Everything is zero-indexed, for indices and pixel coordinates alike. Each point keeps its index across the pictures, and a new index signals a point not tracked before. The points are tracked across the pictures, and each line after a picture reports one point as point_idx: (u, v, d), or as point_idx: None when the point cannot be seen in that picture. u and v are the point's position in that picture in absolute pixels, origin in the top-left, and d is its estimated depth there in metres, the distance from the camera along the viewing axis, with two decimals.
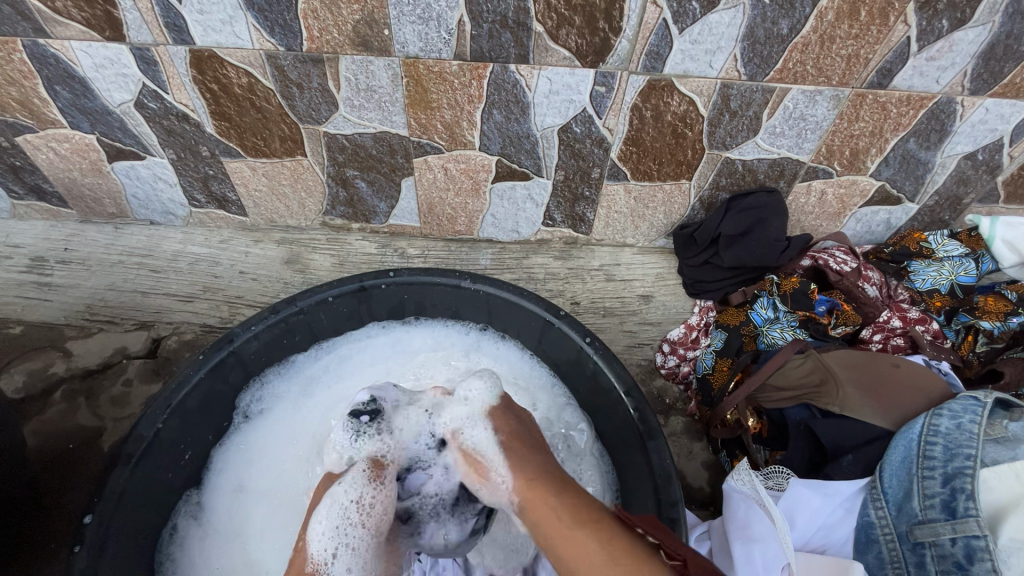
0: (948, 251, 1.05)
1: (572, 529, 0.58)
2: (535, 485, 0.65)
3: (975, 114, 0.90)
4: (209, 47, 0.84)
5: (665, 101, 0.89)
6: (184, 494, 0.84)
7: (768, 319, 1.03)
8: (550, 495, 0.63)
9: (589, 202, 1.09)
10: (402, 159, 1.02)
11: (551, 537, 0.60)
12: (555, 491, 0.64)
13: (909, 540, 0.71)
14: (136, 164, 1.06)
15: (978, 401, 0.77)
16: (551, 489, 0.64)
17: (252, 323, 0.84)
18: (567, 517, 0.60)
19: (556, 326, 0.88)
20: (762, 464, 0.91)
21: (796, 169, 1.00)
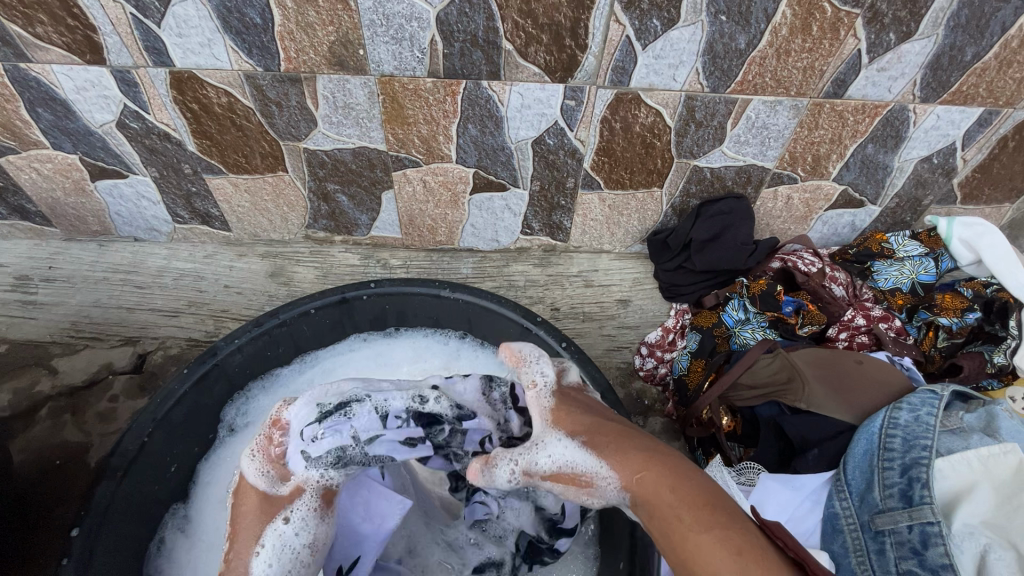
0: (908, 251, 1.09)
1: (697, 514, 0.54)
2: (648, 478, 0.58)
3: (927, 120, 0.95)
4: (188, 68, 0.87)
5: (633, 114, 0.93)
6: (171, 507, 0.84)
7: (740, 320, 1.06)
8: (660, 478, 0.58)
9: (565, 211, 1.12)
10: (381, 173, 1.05)
11: (671, 527, 0.55)
12: (676, 487, 0.57)
13: (871, 529, 0.73)
14: (119, 183, 1.08)
15: (936, 394, 0.82)
16: (670, 494, 0.57)
17: (236, 336, 0.87)
18: (678, 497, 0.56)
19: (533, 332, 0.91)
20: (736, 461, 0.93)
21: (763, 174, 1.04)
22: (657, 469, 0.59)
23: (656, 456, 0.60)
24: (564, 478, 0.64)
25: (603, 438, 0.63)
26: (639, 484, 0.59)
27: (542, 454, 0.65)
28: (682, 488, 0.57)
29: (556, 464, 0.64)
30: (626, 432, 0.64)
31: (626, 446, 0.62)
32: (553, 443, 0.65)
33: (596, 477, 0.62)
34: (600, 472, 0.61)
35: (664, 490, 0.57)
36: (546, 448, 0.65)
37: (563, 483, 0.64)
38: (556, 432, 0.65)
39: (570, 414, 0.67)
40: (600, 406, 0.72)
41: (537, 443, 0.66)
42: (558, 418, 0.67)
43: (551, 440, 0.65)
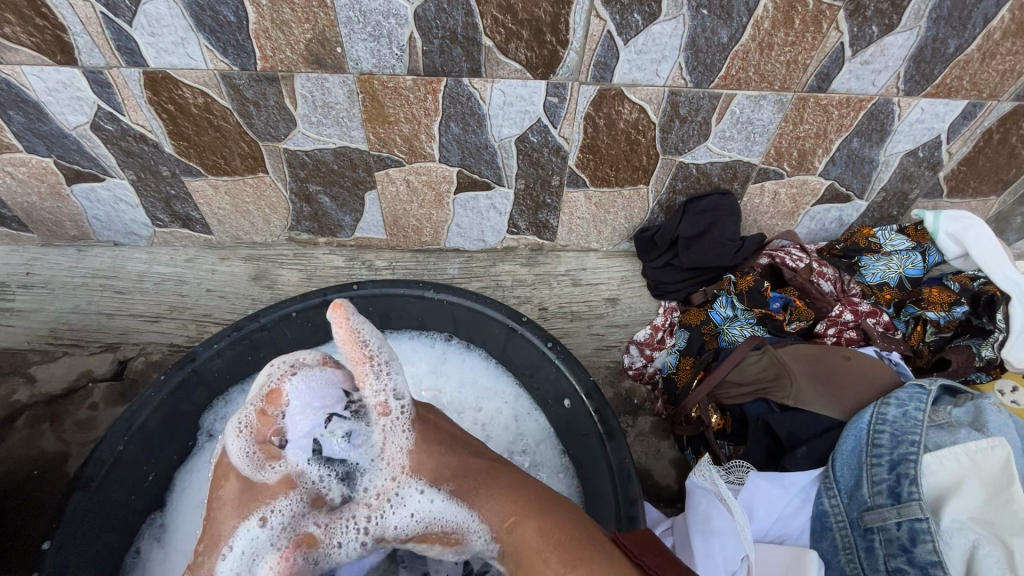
0: (895, 245, 1.09)
1: (556, 543, 0.54)
2: (521, 526, 0.57)
3: (912, 114, 0.94)
4: (163, 68, 0.85)
5: (616, 110, 0.92)
6: (147, 518, 0.82)
7: (727, 317, 1.05)
8: (541, 523, 0.56)
9: (551, 209, 1.11)
10: (364, 173, 1.03)
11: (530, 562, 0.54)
12: (544, 525, 0.56)
13: (860, 526, 0.74)
14: (96, 186, 1.05)
15: (924, 389, 0.81)
16: (533, 530, 0.56)
17: (215, 340, 0.85)
18: (540, 538, 0.55)
19: (518, 332, 0.90)
20: (725, 459, 0.92)
21: (748, 170, 1.03)
22: (530, 505, 0.58)
23: (543, 502, 0.59)
24: (427, 536, 0.63)
25: (469, 481, 0.63)
26: (510, 530, 0.57)
27: (400, 512, 0.65)
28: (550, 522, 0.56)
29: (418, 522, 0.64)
30: (494, 469, 0.64)
31: (497, 485, 0.62)
32: (412, 500, 0.64)
33: (466, 530, 0.60)
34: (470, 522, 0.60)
35: (534, 523, 0.56)
36: (401, 504, 0.65)
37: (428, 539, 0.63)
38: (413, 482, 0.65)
39: (425, 458, 0.66)
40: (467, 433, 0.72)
41: (392, 500, 0.65)
42: (418, 465, 0.66)
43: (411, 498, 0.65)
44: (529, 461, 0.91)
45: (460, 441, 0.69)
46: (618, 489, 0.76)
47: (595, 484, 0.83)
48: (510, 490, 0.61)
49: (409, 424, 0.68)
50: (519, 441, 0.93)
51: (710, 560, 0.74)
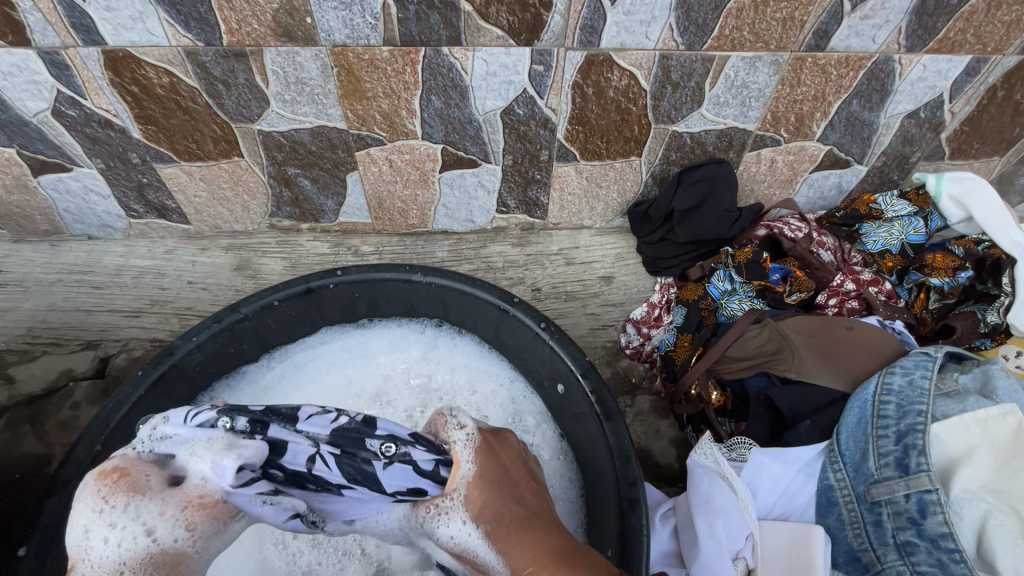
0: (897, 210, 1.05)
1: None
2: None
3: (914, 72, 0.90)
4: (122, 46, 0.80)
5: (605, 77, 0.87)
6: None
7: (726, 291, 1.01)
8: None
9: (541, 185, 1.07)
10: (343, 154, 0.99)
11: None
12: None
13: (867, 500, 0.72)
14: (63, 177, 1.01)
15: (930, 356, 0.79)
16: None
17: (194, 334, 0.81)
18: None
19: (510, 314, 0.86)
20: (728, 437, 0.90)
21: (744, 138, 1.00)
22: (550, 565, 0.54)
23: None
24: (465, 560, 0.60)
25: (507, 527, 0.58)
26: None
27: (445, 528, 0.60)
28: None
29: (457, 542, 0.60)
30: (529, 518, 0.60)
31: (524, 527, 0.59)
32: (460, 523, 0.59)
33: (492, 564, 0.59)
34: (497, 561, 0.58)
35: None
36: (451, 522, 0.60)
37: (463, 561, 0.61)
38: (466, 509, 0.59)
39: (486, 494, 0.60)
40: (521, 458, 0.66)
41: (442, 515, 0.60)
42: (475, 489, 0.60)
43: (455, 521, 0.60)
44: (529, 441, 0.88)
45: (513, 476, 0.63)
46: (618, 470, 0.73)
47: (593, 466, 0.80)
48: (535, 540, 0.58)
49: (473, 452, 0.62)
50: (519, 421, 0.90)
51: (714, 540, 0.72)
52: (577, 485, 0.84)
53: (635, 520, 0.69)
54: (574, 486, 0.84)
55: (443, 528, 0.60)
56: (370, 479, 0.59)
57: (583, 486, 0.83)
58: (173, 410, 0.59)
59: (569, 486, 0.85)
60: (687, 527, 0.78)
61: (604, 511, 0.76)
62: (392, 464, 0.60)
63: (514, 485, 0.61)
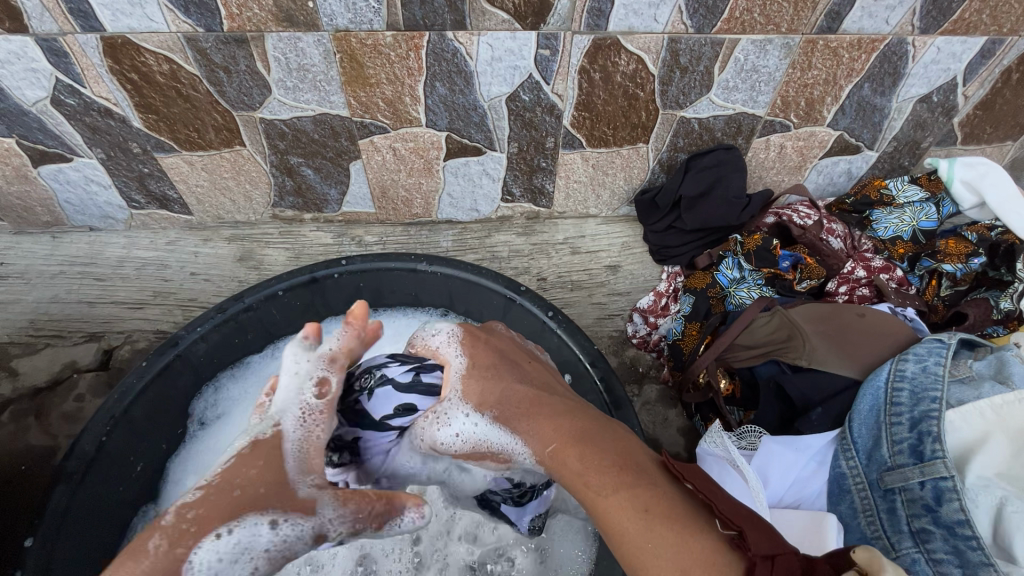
0: (908, 196, 1.03)
1: (614, 512, 0.45)
2: (560, 456, 0.50)
3: (927, 54, 0.88)
4: (121, 33, 0.78)
5: (612, 62, 0.86)
6: (140, 509, 0.79)
7: (734, 279, 1.00)
8: (579, 455, 0.49)
9: (546, 173, 1.05)
10: (346, 142, 0.98)
11: (582, 495, 0.48)
12: (588, 458, 0.48)
13: (880, 488, 0.72)
14: (64, 167, 1.00)
15: (943, 343, 0.78)
16: (572, 462, 0.49)
17: (197, 324, 0.80)
18: (596, 486, 0.47)
19: (518, 303, 0.86)
20: (736, 425, 0.90)
21: (753, 123, 0.98)
22: (570, 436, 0.51)
23: (592, 455, 0.49)
24: (479, 455, 0.58)
25: (512, 407, 0.57)
26: (553, 456, 0.51)
27: (443, 431, 0.58)
28: (591, 457, 0.48)
29: (464, 440, 0.58)
30: (538, 397, 0.57)
31: (537, 405, 0.56)
32: (462, 413, 0.58)
33: (512, 452, 0.57)
34: (513, 443, 0.56)
35: (574, 456, 0.49)
36: (449, 421, 0.58)
37: (480, 457, 0.59)
38: (462, 400, 0.59)
39: (477, 379, 0.59)
40: (516, 347, 0.66)
41: (441, 417, 0.59)
42: (469, 379, 0.60)
43: (459, 415, 0.58)
44: None
45: (508, 362, 0.62)
46: None
47: None
48: (553, 416, 0.54)
49: (459, 346, 0.62)
50: None
51: None
52: None
53: None
54: None
55: (441, 432, 0.58)
56: (364, 414, 0.63)
57: None
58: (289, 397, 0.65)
59: None
60: None
61: None
62: (375, 391, 0.63)
63: (511, 370, 0.61)
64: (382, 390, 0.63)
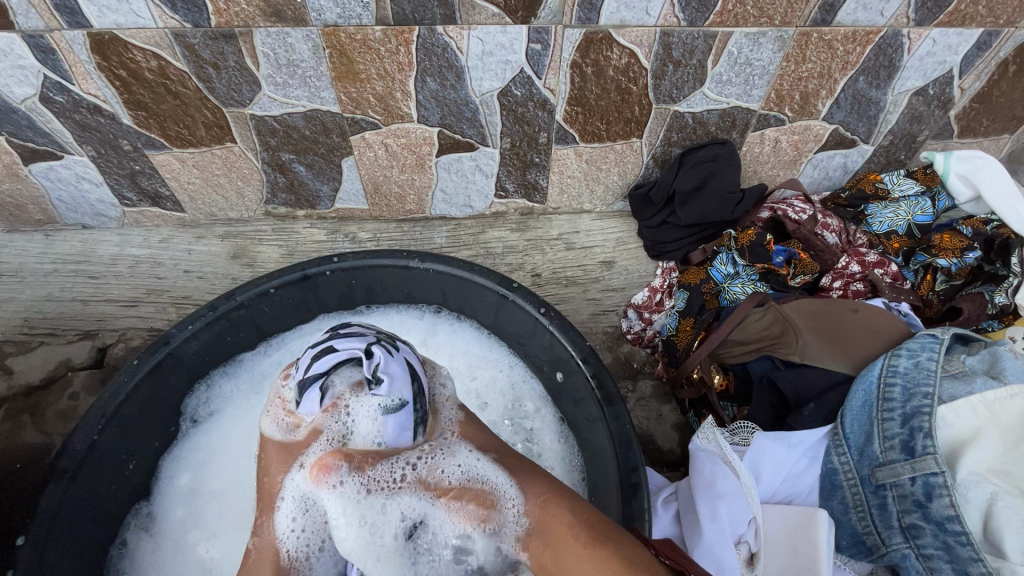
0: (904, 190, 1.03)
1: (603, 561, 0.55)
2: (552, 505, 0.62)
3: (923, 46, 0.87)
4: (108, 28, 0.78)
5: (605, 55, 0.85)
6: (133, 508, 0.80)
7: (729, 275, 1.00)
8: (571, 508, 0.61)
9: (540, 169, 1.05)
10: (338, 138, 0.97)
11: (564, 546, 0.59)
12: (576, 509, 0.61)
13: (872, 483, 0.72)
14: (54, 164, 0.99)
15: (936, 338, 0.77)
16: (567, 517, 0.61)
17: (189, 322, 0.80)
18: (587, 538, 0.58)
19: (509, 299, 0.85)
20: (730, 421, 0.89)
21: (747, 118, 0.97)
22: (560, 496, 0.63)
23: (587, 519, 0.60)
24: (467, 491, 0.67)
25: (511, 461, 0.69)
26: (543, 506, 0.63)
27: (450, 466, 0.69)
28: (581, 512, 0.61)
29: (466, 474, 0.69)
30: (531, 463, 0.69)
31: (535, 471, 0.67)
32: (462, 454, 0.70)
33: (501, 496, 0.66)
34: (508, 488, 0.66)
35: (565, 510, 0.61)
36: (456, 457, 0.70)
37: (465, 498, 0.67)
38: (466, 443, 0.71)
39: (480, 433, 0.73)
40: None
41: (449, 453, 0.71)
42: (471, 432, 0.73)
43: (450, 457, 0.70)
44: (529, 424, 0.89)
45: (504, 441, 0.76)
46: (619, 456, 0.73)
47: (594, 452, 0.79)
48: (545, 478, 0.66)
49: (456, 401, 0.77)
50: (518, 407, 0.90)
51: (716, 525, 0.71)
52: (579, 469, 0.84)
53: (636, 505, 0.69)
54: (575, 470, 0.84)
55: (444, 469, 0.69)
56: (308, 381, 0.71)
57: (585, 469, 0.83)
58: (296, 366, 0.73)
59: (570, 468, 0.85)
60: (688, 511, 0.78)
61: (605, 497, 0.75)
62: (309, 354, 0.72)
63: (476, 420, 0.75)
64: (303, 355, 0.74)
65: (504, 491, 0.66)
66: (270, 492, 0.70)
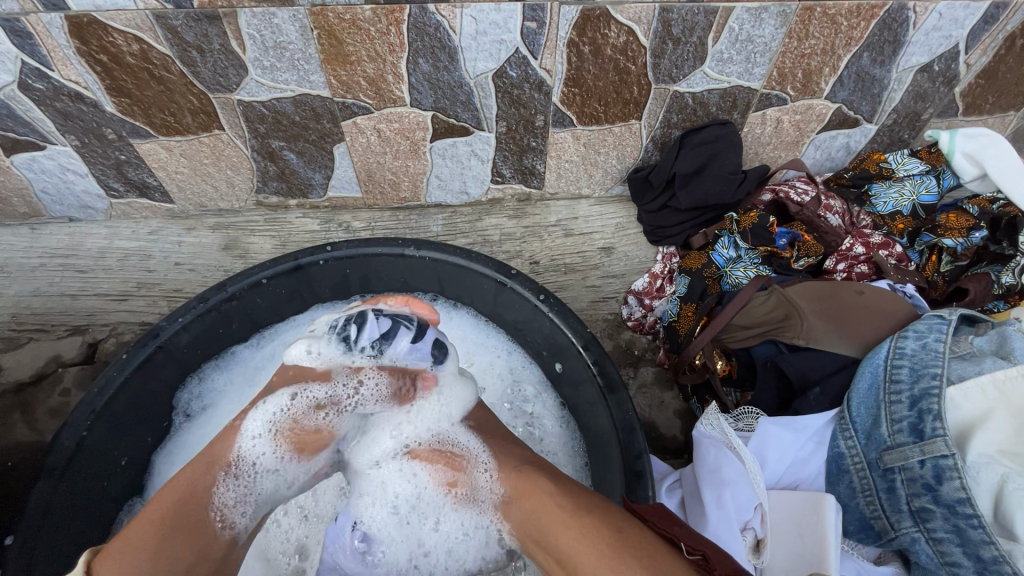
0: (909, 169, 1.01)
1: (585, 524, 0.55)
2: (530, 476, 0.63)
3: (928, 20, 0.85)
4: (86, 11, 0.74)
5: (602, 34, 0.82)
6: (125, 505, 0.78)
7: (730, 258, 0.99)
8: (546, 483, 0.62)
9: (537, 153, 1.03)
10: (329, 124, 0.94)
11: (547, 522, 0.58)
12: (556, 483, 0.61)
13: (880, 467, 0.71)
14: (37, 155, 0.96)
15: (944, 319, 0.76)
16: (549, 488, 0.61)
17: (179, 314, 0.77)
18: (573, 507, 0.57)
19: (508, 286, 0.83)
20: (733, 407, 0.88)
21: (749, 97, 0.95)
22: (533, 471, 0.64)
23: (567, 491, 0.60)
24: (442, 456, 0.74)
25: (488, 434, 0.74)
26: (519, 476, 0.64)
27: (431, 425, 0.77)
28: (560, 484, 0.61)
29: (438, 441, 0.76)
30: (503, 442, 0.72)
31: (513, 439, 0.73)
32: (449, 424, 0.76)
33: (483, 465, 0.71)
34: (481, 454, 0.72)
35: (541, 483, 0.62)
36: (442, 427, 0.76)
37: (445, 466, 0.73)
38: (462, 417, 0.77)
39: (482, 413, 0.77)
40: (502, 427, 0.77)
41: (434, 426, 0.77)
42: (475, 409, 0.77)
43: (436, 416, 0.77)
44: (529, 410, 0.88)
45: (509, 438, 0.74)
46: (622, 443, 0.71)
47: (596, 440, 0.78)
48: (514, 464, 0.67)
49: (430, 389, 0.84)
50: (518, 391, 0.89)
51: (722, 511, 0.70)
52: (581, 456, 0.83)
53: (641, 492, 0.68)
54: (578, 456, 0.83)
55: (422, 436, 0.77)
56: (439, 353, 0.76)
57: (587, 454, 0.82)
58: (397, 347, 0.74)
59: (572, 454, 0.83)
60: (694, 500, 0.76)
61: (609, 485, 0.74)
62: (416, 333, 0.74)
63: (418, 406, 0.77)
64: (422, 338, 0.75)
65: (476, 451, 0.72)
66: (258, 394, 0.71)
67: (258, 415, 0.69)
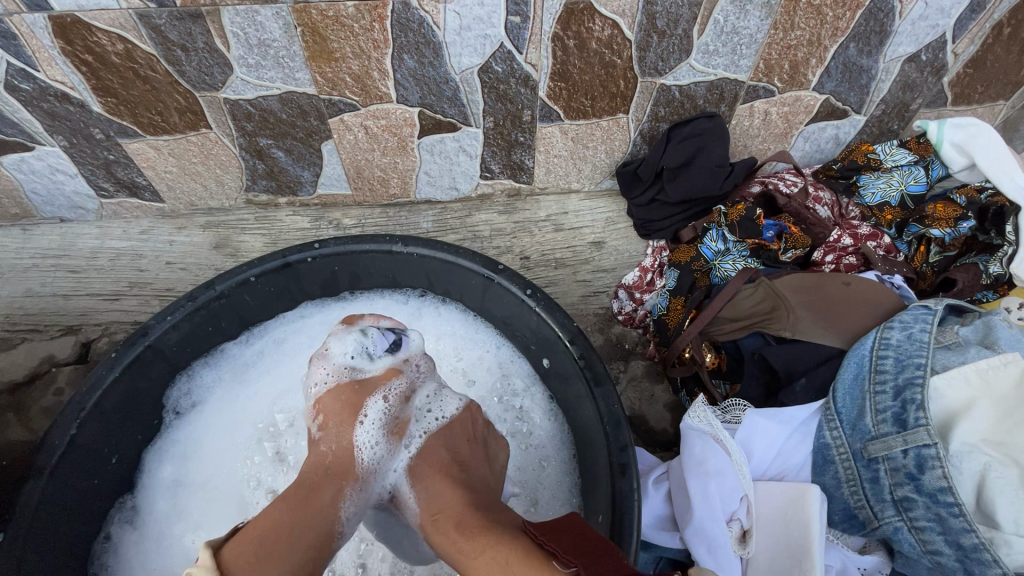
0: (897, 160, 1.02)
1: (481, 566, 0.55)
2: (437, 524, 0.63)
3: (915, 10, 0.85)
4: (69, 11, 0.74)
5: (587, 27, 0.82)
6: (117, 501, 0.80)
7: (719, 251, 0.99)
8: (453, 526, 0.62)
9: (525, 148, 1.03)
10: (316, 121, 0.94)
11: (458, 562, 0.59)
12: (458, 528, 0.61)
13: (864, 457, 0.71)
14: (26, 156, 0.96)
15: (930, 309, 0.76)
16: (453, 535, 0.60)
17: (168, 313, 0.78)
18: (470, 551, 0.57)
19: (495, 282, 0.83)
20: (722, 400, 0.88)
21: (736, 90, 0.95)
22: (441, 517, 0.64)
23: (468, 536, 0.59)
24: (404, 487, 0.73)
25: (429, 469, 0.72)
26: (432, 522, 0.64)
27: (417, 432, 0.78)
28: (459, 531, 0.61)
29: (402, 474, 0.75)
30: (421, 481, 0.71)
31: (442, 474, 0.71)
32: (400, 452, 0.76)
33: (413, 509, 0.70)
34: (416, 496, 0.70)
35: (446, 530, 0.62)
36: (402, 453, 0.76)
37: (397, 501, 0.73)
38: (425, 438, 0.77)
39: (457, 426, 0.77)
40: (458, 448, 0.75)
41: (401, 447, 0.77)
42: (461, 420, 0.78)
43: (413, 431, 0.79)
44: (518, 405, 0.88)
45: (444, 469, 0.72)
46: (608, 436, 0.71)
47: (584, 433, 0.79)
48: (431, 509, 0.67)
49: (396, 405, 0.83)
50: (507, 385, 0.90)
51: (708, 504, 0.71)
52: (569, 448, 0.83)
53: (625, 485, 0.67)
54: (565, 448, 0.84)
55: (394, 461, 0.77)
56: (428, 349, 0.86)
57: (574, 447, 0.82)
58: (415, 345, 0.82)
59: (561, 447, 0.84)
60: (680, 492, 0.77)
61: (596, 477, 0.74)
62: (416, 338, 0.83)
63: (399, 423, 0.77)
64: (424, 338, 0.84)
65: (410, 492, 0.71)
66: (353, 404, 0.74)
67: (362, 427, 0.74)
